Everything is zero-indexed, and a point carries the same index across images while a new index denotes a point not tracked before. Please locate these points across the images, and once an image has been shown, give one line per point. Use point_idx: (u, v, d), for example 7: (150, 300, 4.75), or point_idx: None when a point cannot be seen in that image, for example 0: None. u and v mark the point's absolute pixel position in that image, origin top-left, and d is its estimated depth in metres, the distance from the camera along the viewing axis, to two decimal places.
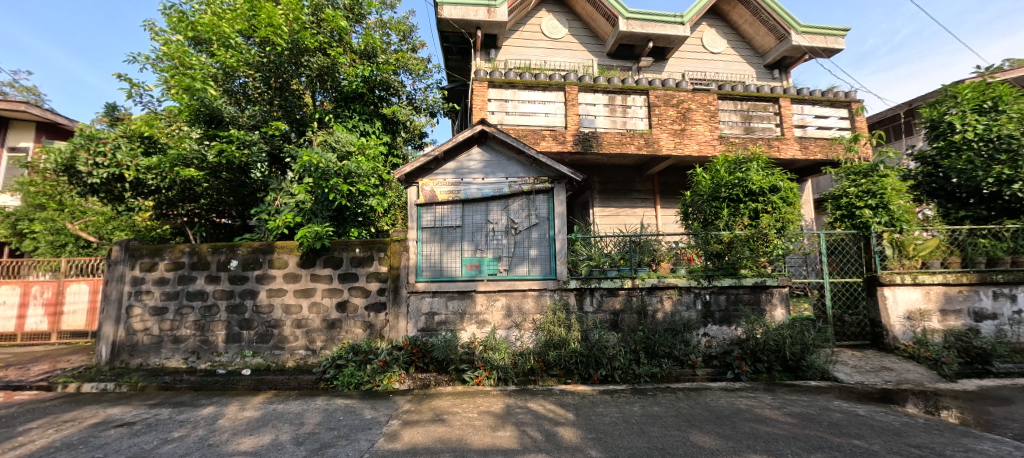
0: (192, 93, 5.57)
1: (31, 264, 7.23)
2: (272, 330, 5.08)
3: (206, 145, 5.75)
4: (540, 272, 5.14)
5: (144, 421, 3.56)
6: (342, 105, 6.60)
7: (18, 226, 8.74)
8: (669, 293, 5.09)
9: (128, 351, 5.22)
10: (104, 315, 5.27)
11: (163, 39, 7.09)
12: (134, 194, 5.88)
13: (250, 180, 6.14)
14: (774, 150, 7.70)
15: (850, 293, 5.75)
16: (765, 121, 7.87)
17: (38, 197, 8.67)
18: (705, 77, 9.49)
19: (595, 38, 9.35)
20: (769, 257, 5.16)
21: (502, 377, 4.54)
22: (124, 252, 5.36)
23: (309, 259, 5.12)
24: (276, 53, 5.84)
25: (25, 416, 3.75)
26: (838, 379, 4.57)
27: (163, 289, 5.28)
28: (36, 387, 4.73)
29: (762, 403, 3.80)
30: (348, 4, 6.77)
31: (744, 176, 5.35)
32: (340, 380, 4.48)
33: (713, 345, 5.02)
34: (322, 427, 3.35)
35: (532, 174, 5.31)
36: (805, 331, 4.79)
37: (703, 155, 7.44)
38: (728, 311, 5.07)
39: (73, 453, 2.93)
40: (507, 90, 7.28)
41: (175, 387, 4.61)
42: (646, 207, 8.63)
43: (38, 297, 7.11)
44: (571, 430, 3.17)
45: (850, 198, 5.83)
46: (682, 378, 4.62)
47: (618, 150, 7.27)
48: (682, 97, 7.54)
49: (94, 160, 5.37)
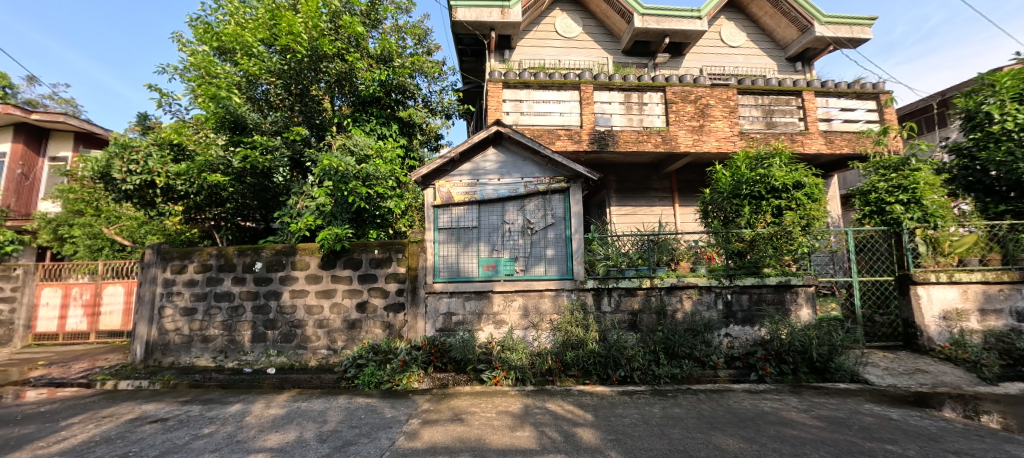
0: (218, 101, 5.77)
1: (71, 267, 7.58)
2: (296, 330, 5.21)
3: (232, 151, 5.95)
4: (557, 272, 5.11)
5: (176, 418, 3.70)
6: (360, 110, 6.70)
7: (59, 230, 9.22)
8: (689, 292, 5.00)
9: (160, 350, 5.45)
10: (138, 315, 5.51)
11: (190, 50, 7.38)
12: (165, 200, 6.12)
13: (273, 184, 6.31)
14: (797, 145, 7.48)
15: (881, 293, 5.53)
16: (787, 115, 7.64)
17: (77, 204, 9.13)
18: (724, 71, 9.29)
19: (610, 36, 9.27)
20: (794, 255, 5.00)
21: (520, 377, 4.54)
22: (156, 255, 5.59)
23: (329, 261, 5.24)
24: (296, 60, 6.02)
25: (68, 412, 3.95)
26: (869, 381, 4.39)
27: (193, 290, 5.48)
28: (77, 383, 4.98)
29: (788, 406, 3.69)
30: (364, 9, 6.90)
31: (766, 172, 5.20)
32: (361, 379, 4.56)
33: (735, 345, 4.91)
34: (344, 425, 3.42)
35: (547, 174, 5.30)
36: (833, 332, 4.62)
37: (723, 151, 7.29)
38: (751, 311, 4.96)
39: (111, 447, 3.06)
40: (522, 90, 7.29)
41: (205, 385, 4.78)
42: (664, 206, 8.49)
43: (78, 298, 7.47)
44: (589, 431, 3.15)
45: (879, 193, 5.62)
46: (703, 379, 4.52)
47: (634, 148, 7.18)
48: (701, 93, 7.40)
49: (128, 167, 5.61)
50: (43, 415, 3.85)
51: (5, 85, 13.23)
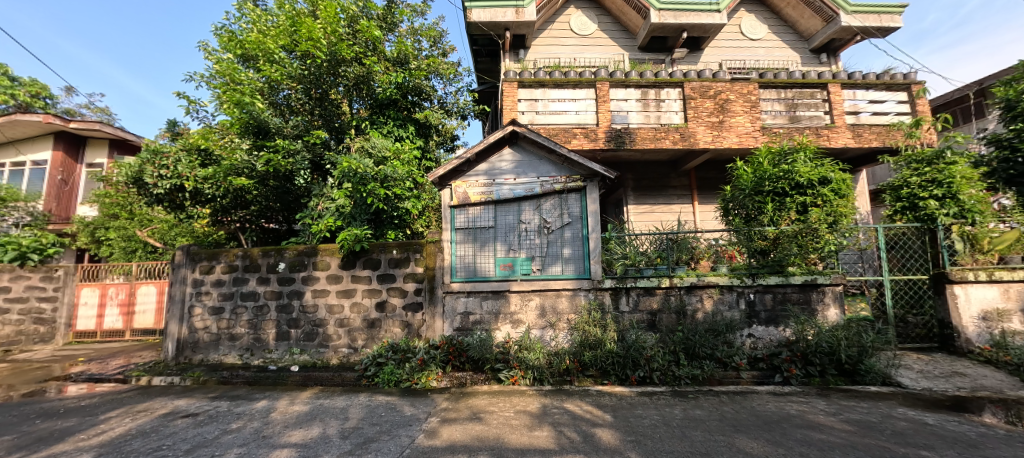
0: (243, 107, 5.97)
1: (107, 268, 7.94)
2: (318, 329, 5.33)
3: (255, 155, 6.12)
4: (574, 271, 5.09)
5: (206, 413, 3.83)
6: (377, 112, 6.79)
7: (97, 233, 9.68)
8: (710, 292, 4.90)
9: (190, 348, 5.66)
10: (169, 314, 5.73)
11: (216, 58, 7.66)
12: (193, 203, 6.34)
13: (294, 187, 6.46)
14: (823, 139, 7.23)
15: (914, 292, 5.31)
16: (812, 108, 7.40)
17: (113, 208, 9.57)
18: (744, 65, 9.06)
19: (626, 32, 9.16)
20: (820, 253, 4.82)
21: (538, 377, 4.52)
22: (186, 256, 5.81)
23: (349, 261, 5.34)
24: (315, 65, 6.19)
25: (106, 406, 4.15)
26: (902, 385, 4.20)
27: (220, 290, 5.67)
28: (114, 379, 5.22)
29: (815, 409, 3.57)
30: (381, 13, 7.04)
31: (790, 168, 5.06)
32: (381, 378, 4.64)
33: (759, 346, 4.79)
34: (365, 422, 3.48)
35: (563, 173, 5.28)
36: (863, 332, 4.44)
37: (744, 147, 7.11)
38: (775, 311, 4.83)
39: (146, 440, 3.20)
40: (537, 89, 7.28)
41: (232, 382, 4.95)
42: (683, 204, 8.34)
43: (114, 298, 7.83)
44: (609, 431, 3.12)
45: (911, 188, 5.42)
46: (725, 381, 4.42)
47: (652, 145, 7.07)
48: (720, 87, 7.23)
49: (159, 172, 5.85)
50: (84, 409, 4.06)
51: (45, 96, 13.95)
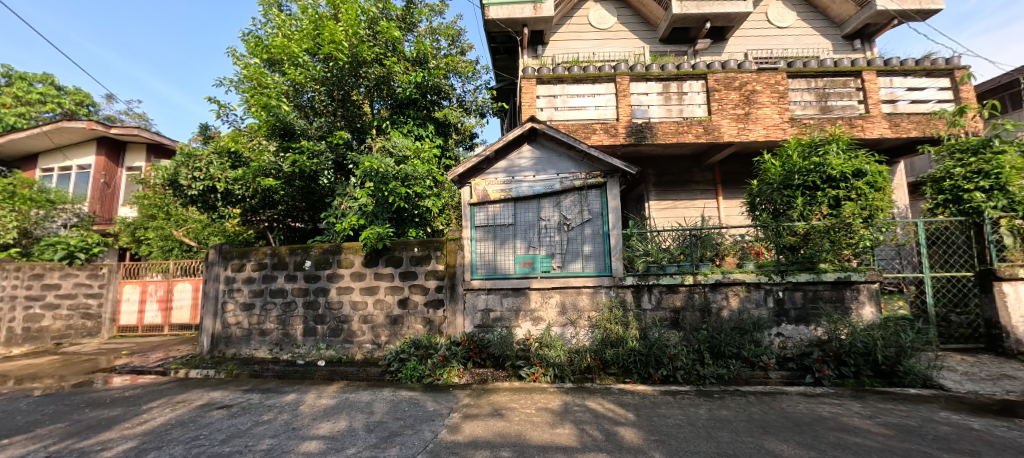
0: (269, 110, 6.15)
1: (147, 266, 8.37)
2: (343, 325, 5.47)
3: (282, 156, 6.31)
4: (594, 269, 5.04)
5: (239, 405, 4.00)
6: (398, 112, 6.89)
7: (136, 233, 10.20)
8: (736, 289, 4.77)
9: (224, 343, 5.91)
10: (204, 310, 6.00)
11: (243, 63, 7.93)
12: (224, 204, 6.58)
13: (319, 187, 6.62)
14: (857, 129, 6.90)
15: (958, 289, 5.04)
16: (845, 98, 7.07)
17: (150, 209, 10.06)
18: (771, 54, 8.73)
19: (646, 24, 8.98)
20: (855, 249, 4.60)
21: (559, 375, 4.52)
22: (218, 254, 6.06)
23: (372, 259, 5.45)
24: (338, 67, 6.34)
25: (148, 397, 4.39)
26: (944, 387, 3.98)
27: (251, 287, 5.88)
28: (154, 372, 5.51)
29: (849, 411, 3.43)
30: (400, 14, 7.14)
31: (822, 160, 4.85)
32: (404, 373, 4.73)
33: (788, 346, 4.64)
34: (389, 417, 3.55)
35: (583, 169, 5.24)
36: (902, 332, 4.21)
37: (772, 140, 6.85)
38: (806, 310, 4.65)
39: (184, 430, 3.36)
40: (556, 85, 7.21)
41: (263, 375, 5.14)
42: (707, 199, 8.13)
43: (154, 294, 8.26)
44: (632, 430, 3.09)
45: (955, 181, 5.05)
46: (753, 381, 4.29)
47: (674, 139, 6.91)
48: (746, 78, 6.99)
49: (193, 175, 6.12)
50: (128, 399, 4.31)
51: (88, 103, 14.75)
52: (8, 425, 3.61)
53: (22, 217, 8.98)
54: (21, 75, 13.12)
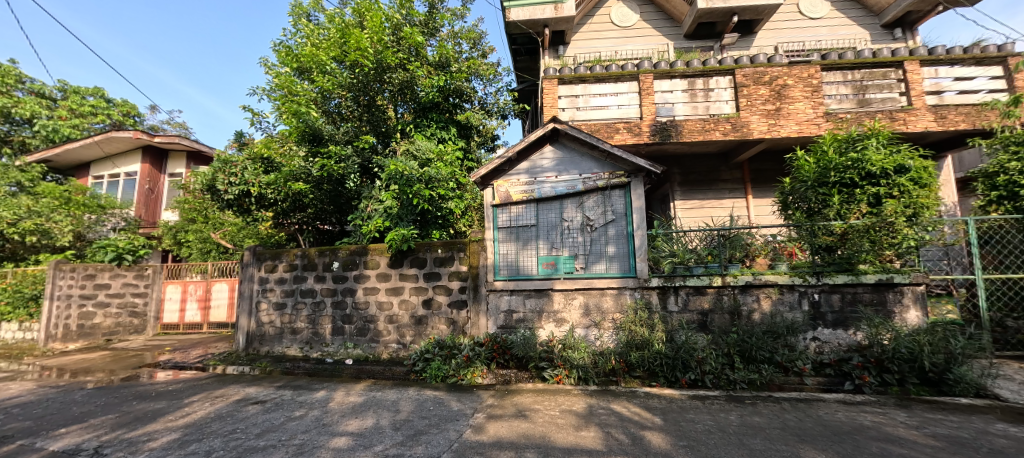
0: (299, 116, 6.36)
1: (187, 268, 8.75)
2: (369, 325, 5.60)
3: (311, 161, 6.52)
4: (618, 270, 4.96)
5: (272, 401, 4.16)
6: (421, 116, 7.03)
7: (178, 236, 10.75)
8: (768, 291, 4.60)
9: (258, 340, 6.16)
10: (240, 309, 6.27)
11: (275, 72, 8.26)
12: (258, 207, 6.85)
13: (346, 190, 6.81)
14: (898, 123, 6.54)
15: (1016, 292, 4.70)
16: (885, 90, 6.71)
17: (190, 213, 10.58)
18: (804, 47, 8.39)
19: (670, 21, 8.80)
20: (898, 250, 4.35)
21: (583, 377, 4.47)
22: (252, 256, 6.32)
23: (397, 259, 5.56)
24: (363, 73, 6.52)
25: (189, 391, 4.63)
26: (1000, 397, 3.71)
27: (283, 287, 6.11)
28: (195, 367, 5.80)
29: (894, 421, 3.24)
30: (423, 19, 7.28)
31: (860, 156, 4.60)
32: (428, 373, 4.80)
33: (825, 351, 4.43)
34: (415, 415, 3.61)
35: (606, 168, 5.18)
36: (951, 338, 3.95)
37: (805, 136, 6.58)
38: (844, 313, 4.44)
39: (222, 423, 3.52)
40: (577, 85, 7.15)
41: (294, 372, 5.33)
42: (736, 198, 7.88)
43: (194, 294, 8.60)
44: (659, 435, 3.02)
45: (1010, 175, 4.69)
46: (787, 387, 4.13)
47: (701, 137, 6.73)
48: (776, 72, 6.74)
49: (229, 180, 6.41)
50: (171, 393, 4.56)
51: (134, 114, 15.67)
52: (65, 415, 3.88)
53: (76, 221, 9.66)
54: (75, 89, 14.07)
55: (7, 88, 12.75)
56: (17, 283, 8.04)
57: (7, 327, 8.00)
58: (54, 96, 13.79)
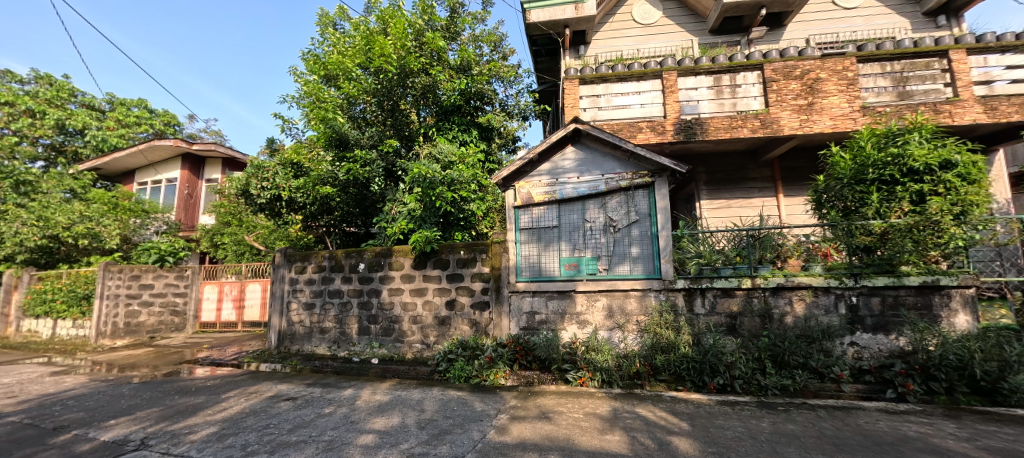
0: (327, 122, 6.55)
1: (223, 269, 9.14)
2: (394, 325, 5.71)
3: (338, 165, 6.71)
4: (642, 271, 4.88)
5: (303, 397, 4.30)
6: (443, 119, 7.16)
7: (214, 238, 11.28)
8: (801, 294, 4.42)
9: (289, 339, 6.37)
10: (272, 309, 6.52)
11: (304, 80, 8.57)
12: (288, 211, 7.11)
13: (371, 193, 6.98)
14: (943, 116, 6.16)
15: None
16: (927, 81, 6.35)
17: (225, 216, 11.06)
18: (838, 38, 8.04)
19: (695, 16, 8.60)
20: (944, 250, 4.09)
21: (607, 380, 4.41)
22: (284, 257, 6.56)
23: (421, 261, 5.65)
24: (387, 79, 6.67)
25: (226, 387, 4.85)
26: None
27: (312, 287, 6.31)
28: (230, 364, 6.07)
29: (942, 432, 3.05)
30: (444, 24, 7.41)
31: (901, 151, 4.35)
32: (452, 373, 4.86)
33: (864, 357, 4.22)
34: (439, 415, 3.65)
35: (629, 168, 5.11)
36: (1005, 344, 3.69)
37: (839, 131, 6.29)
38: (884, 317, 4.22)
39: (256, 419, 3.66)
40: (599, 84, 7.09)
41: (323, 370, 5.50)
42: (765, 197, 7.61)
43: (229, 294, 8.96)
44: (686, 440, 2.96)
45: None
46: (823, 394, 3.95)
47: (727, 135, 6.54)
48: (808, 66, 6.49)
49: (262, 185, 6.68)
50: (210, 389, 4.79)
51: (175, 124, 16.56)
52: (115, 408, 4.14)
53: (123, 225, 10.27)
54: (122, 101, 15.01)
55: (62, 102, 13.73)
56: (71, 283, 8.64)
57: (64, 325, 8.62)
58: (102, 108, 14.75)
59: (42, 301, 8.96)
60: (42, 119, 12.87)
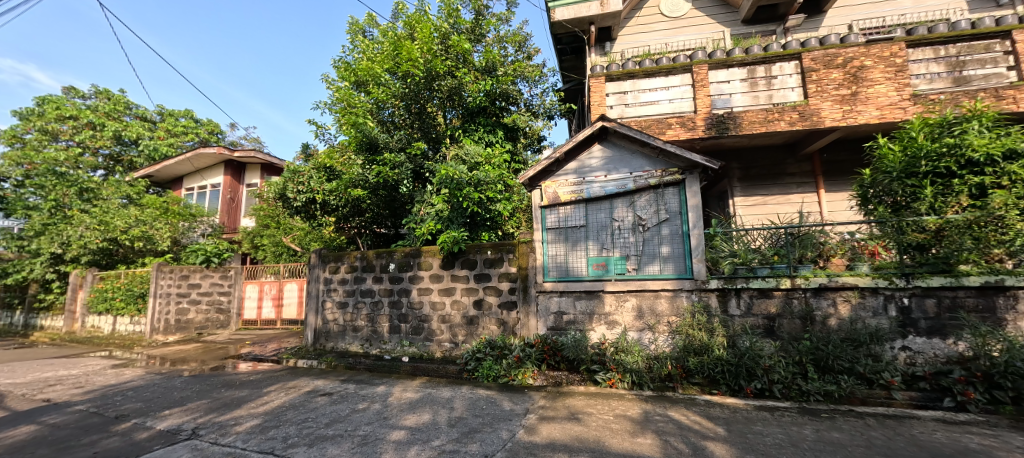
0: (357, 126, 6.76)
1: (263, 269, 9.60)
2: (424, 324, 5.83)
3: (369, 168, 6.89)
4: (673, 270, 4.76)
5: (338, 393, 4.46)
6: (469, 120, 7.25)
7: (255, 240, 11.87)
8: (846, 295, 4.18)
9: (324, 336, 6.61)
10: (309, 307, 6.80)
11: (335, 87, 8.86)
12: (322, 213, 7.36)
13: (400, 195, 7.14)
14: (1007, 102, 5.66)
15: None
16: (987, 65, 5.88)
17: (265, 219, 11.62)
18: (884, 23, 7.54)
19: (726, 6, 8.30)
20: (1009, 247, 3.75)
21: (637, 381, 4.33)
22: (319, 258, 6.83)
23: (449, 261, 5.74)
24: (414, 82, 6.77)
25: (267, 382, 5.10)
26: None
27: (345, 287, 6.53)
28: (271, 360, 6.37)
29: (1008, 445, 2.81)
30: (469, 27, 7.49)
31: (959, 141, 4.01)
32: (481, 372, 4.91)
33: (918, 362, 3.95)
34: (469, 413, 3.69)
35: (658, 166, 4.99)
36: None
37: (887, 122, 5.91)
38: (940, 320, 3.94)
39: (295, 413, 3.83)
40: (626, 81, 6.97)
41: (357, 367, 5.69)
42: (804, 193, 7.26)
43: (269, 293, 9.41)
44: (722, 446, 2.86)
45: None
46: (871, 401, 3.72)
47: (763, 129, 6.26)
48: (851, 54, 6.13)
49: (298, 188, 6.96)
50: (252, 383, 5.06)
51: (218, 132, 17.55)
52: (169, 399, 4.43)
53: (173, 228, 11.01)
54: (170, 112, 16.05)
55: (118, 114, 14.84)
56: (129, 283, 9.33)
57: (122, 321, 9.31)
58: (154, 119, 15.82)
59: (104, 299, 9.74)
60: (102, 131, 13.96)
